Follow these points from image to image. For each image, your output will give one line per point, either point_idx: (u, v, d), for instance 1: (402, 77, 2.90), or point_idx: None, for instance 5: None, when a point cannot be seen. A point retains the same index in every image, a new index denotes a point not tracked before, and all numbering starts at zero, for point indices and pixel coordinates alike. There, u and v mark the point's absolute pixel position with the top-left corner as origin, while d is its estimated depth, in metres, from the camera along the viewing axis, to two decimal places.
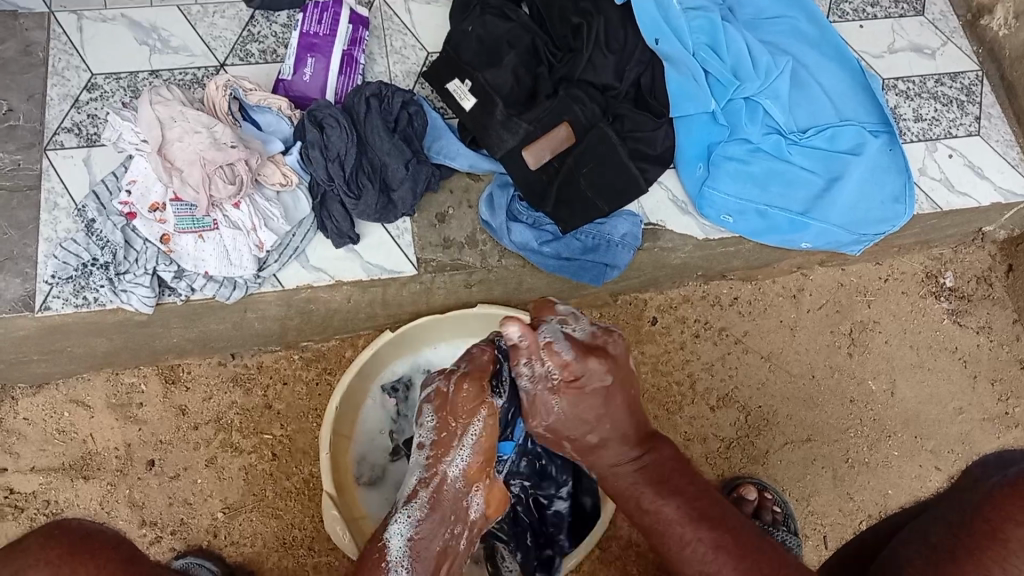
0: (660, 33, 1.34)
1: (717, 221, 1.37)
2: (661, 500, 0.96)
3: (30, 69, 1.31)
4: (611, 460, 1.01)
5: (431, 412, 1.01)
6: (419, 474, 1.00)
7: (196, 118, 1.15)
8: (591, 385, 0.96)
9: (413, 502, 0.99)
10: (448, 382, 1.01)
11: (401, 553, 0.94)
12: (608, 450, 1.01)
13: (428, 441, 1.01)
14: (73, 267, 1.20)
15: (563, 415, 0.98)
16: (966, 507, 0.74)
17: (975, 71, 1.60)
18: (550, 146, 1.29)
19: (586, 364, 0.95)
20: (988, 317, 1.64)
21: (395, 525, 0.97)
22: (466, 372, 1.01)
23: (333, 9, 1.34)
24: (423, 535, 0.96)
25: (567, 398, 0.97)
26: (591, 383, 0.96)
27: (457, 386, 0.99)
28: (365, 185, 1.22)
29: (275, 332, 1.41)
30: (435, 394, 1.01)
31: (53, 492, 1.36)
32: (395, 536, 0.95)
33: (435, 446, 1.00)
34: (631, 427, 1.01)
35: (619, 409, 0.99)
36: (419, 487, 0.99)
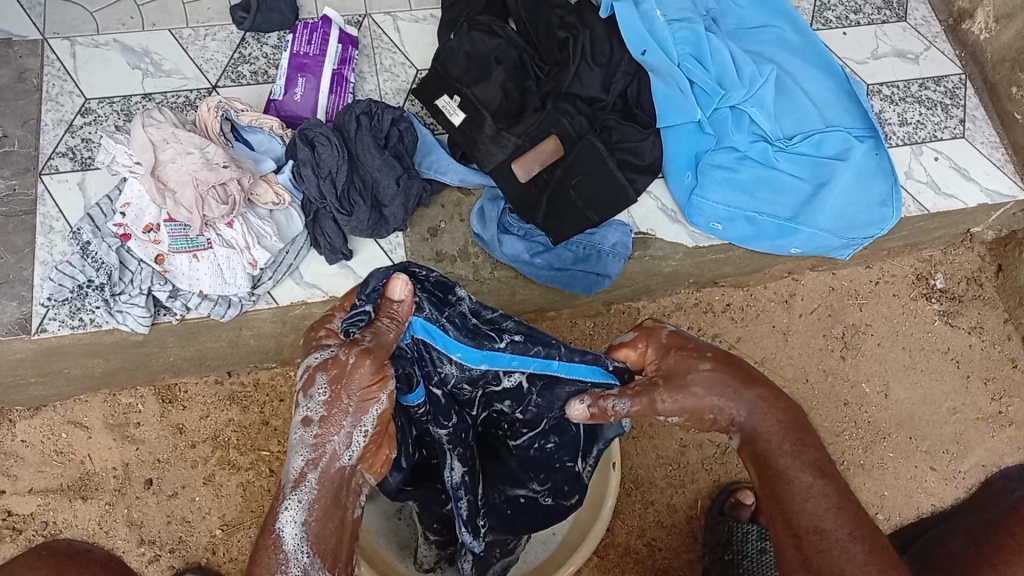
0: (647, 45, 1.36)
1: (706, 228, 1.39)
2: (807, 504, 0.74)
3: (24, 96, 1.32)
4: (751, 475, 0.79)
5: (323, 382, 0.74)
6: (305, 450, 0.74)
7: (188, 140, 1.16)
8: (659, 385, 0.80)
9: (306, 483, 0.73)
10: (347, 347, 0.75)
11: (296, 544, 0.71)
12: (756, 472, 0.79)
13: (321, 412, 0.74)
14: (68, 289, 1.21)
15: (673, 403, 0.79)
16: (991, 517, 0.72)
17: (959, 74, 1.62)
18: (539, 159, 1.30)
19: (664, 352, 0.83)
20: (979, 317, 1.65)
21: (287, 513, 0.72)
22: (372, 342, 0.76)
23: (322, 29, 1.36)
24: (326, 517, 0.73)
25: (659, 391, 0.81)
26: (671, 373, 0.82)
27: (359, 357, 0.74)
28: (357, 203, 1.23)
29: (271, 347, 1.42)
30: (330, 360, 0.75)
31: (51, 513, 1.36)
32: (288, 524, 0.71)
33: (324, 422, 0.74)
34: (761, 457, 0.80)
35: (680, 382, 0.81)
36: (308, 469, 0.73)
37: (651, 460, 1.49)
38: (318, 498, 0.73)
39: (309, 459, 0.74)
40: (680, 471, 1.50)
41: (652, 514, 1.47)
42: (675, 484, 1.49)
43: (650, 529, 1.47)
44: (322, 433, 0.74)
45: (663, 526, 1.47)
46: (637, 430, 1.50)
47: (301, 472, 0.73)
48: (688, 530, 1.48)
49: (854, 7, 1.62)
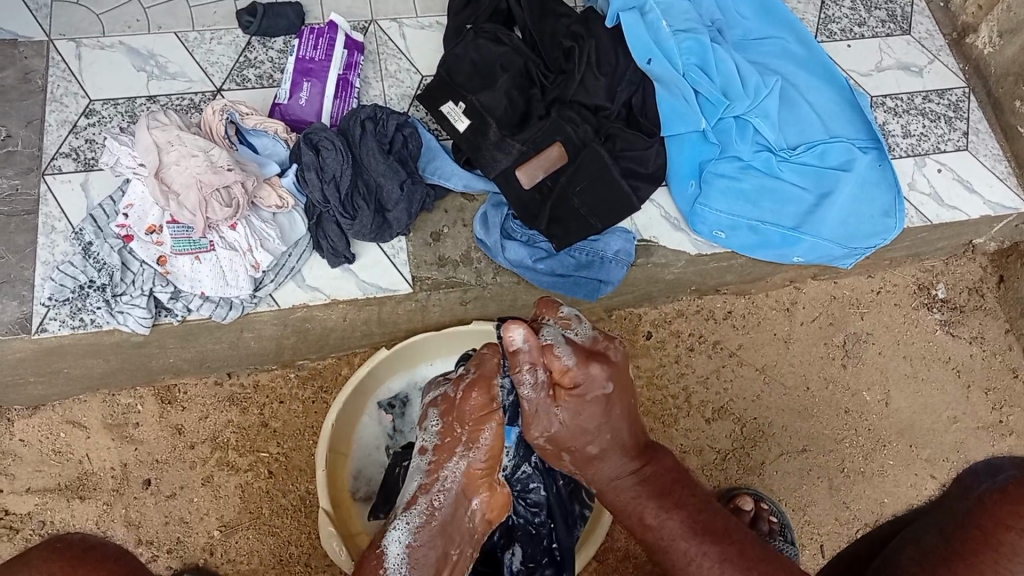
0: (652, 54, 1.35)
1: (709, 236, 1.39)
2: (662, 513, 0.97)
3: (28, 95, 1.31)
4: (609, 473, 1.02)
5: (434, 416, 1.01)
6: (419, 478, 0.99)
7: (192, 142, 1.16)
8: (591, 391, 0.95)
9: (415, 506, 0.97)
10: (457, 389, 1.00)
11: (398, 562, 0.93)
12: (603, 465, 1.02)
13: (431, 445, 0.99)
14: (70, 289, 1.20)
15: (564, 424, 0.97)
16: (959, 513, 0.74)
17: (962, 88, 1.62)
18: (544, 165, 1.31)
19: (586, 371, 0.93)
20: (980, 327, 1.65)
21: (395, 532, 0.95)
22: (475, 377, 0.99)
23: (328, 35, 1.35)
24: (425, 534, 0.95)
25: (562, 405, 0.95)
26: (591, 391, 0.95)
27: (467, 391, 0.98)
28: (360, 206, 1.23)
29: (272, 350, 1.41)
30: (441, 400, 1.01)
31: (49, 512, 1.36)
32: (393, 541, 0.94)
33: (437, 452, 0.98)
34: (629, 436, 1.02)
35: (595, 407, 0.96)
36: (420, 491, 0.98)
37: None
38: (419, 528, 0.96)
39: (421, 487, 0.98)
40: None
41: None
42: None
43: None
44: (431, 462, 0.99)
45: None
46: None
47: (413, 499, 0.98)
48: None
49: (859, 20, 1.62)
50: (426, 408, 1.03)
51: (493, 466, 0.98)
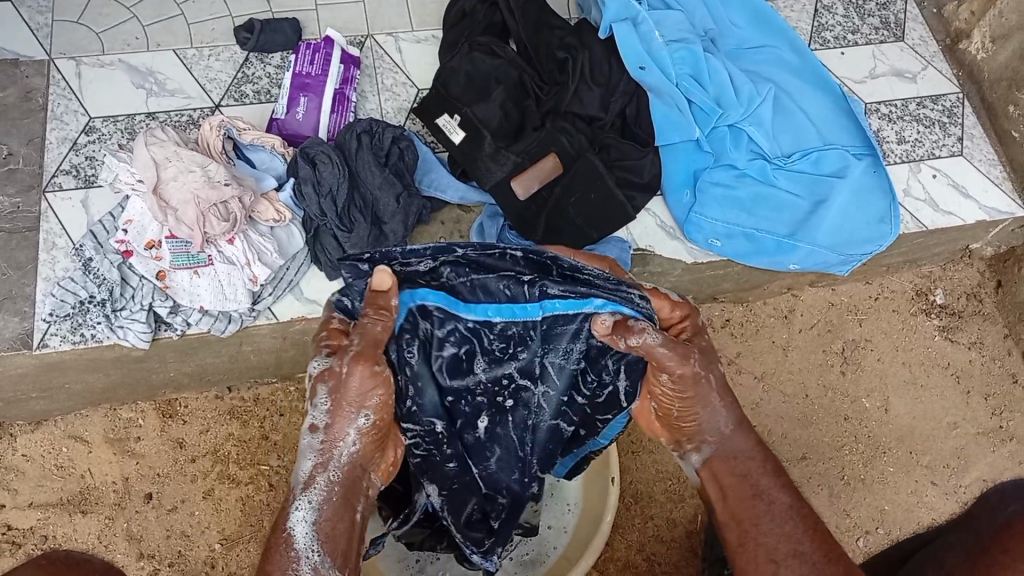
0: (645, 61, 1.36)
1: (705, 245, 1.40)
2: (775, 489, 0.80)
3: (29, 114, 1.33)
4: (730, 450, 0.85)
5: (325, 393, 0.79)
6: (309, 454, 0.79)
7: (190, 158, 1.17)
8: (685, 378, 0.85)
9: (317, 482, 0.78)
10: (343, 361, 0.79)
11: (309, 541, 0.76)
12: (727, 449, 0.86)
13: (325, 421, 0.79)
14: (70, 304, 1.22)
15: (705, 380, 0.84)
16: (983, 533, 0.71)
17: (956, 93, 1.63)
18: (539, 176, 1.31)
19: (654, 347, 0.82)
20: (979, 332, 1.65)
21: (297, 512, 0.77)
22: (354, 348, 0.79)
23: (324, 51, 1.37)
24: (333, 525, 0.77)
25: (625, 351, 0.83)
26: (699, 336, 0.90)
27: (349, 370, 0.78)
28: (356, 220, 1.24)
29: (271, 362, 1.42)
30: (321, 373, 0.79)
31: (51, 527, 1.36)
32: (298, 528, 0.76)
33: (330, 429, 0.79)
34: (786, 494, 0.79)
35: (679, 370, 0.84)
36: (315, 470, 0.79)
37: (651, 474, 1.49)
38: (326, 502, 0.78)
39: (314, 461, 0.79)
40: (680, 486, 1.50)
41: (652, 530, 1.47)
42: (676, 499, 1.49)
43: (648, 545, 1.46)
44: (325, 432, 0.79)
45: (663, 541, 1.47)
46: (636, 446, 1.50)
47: (318, 472, 0.79)
48: (688, 545, 1.47)
49: (852, 27, 1.64)
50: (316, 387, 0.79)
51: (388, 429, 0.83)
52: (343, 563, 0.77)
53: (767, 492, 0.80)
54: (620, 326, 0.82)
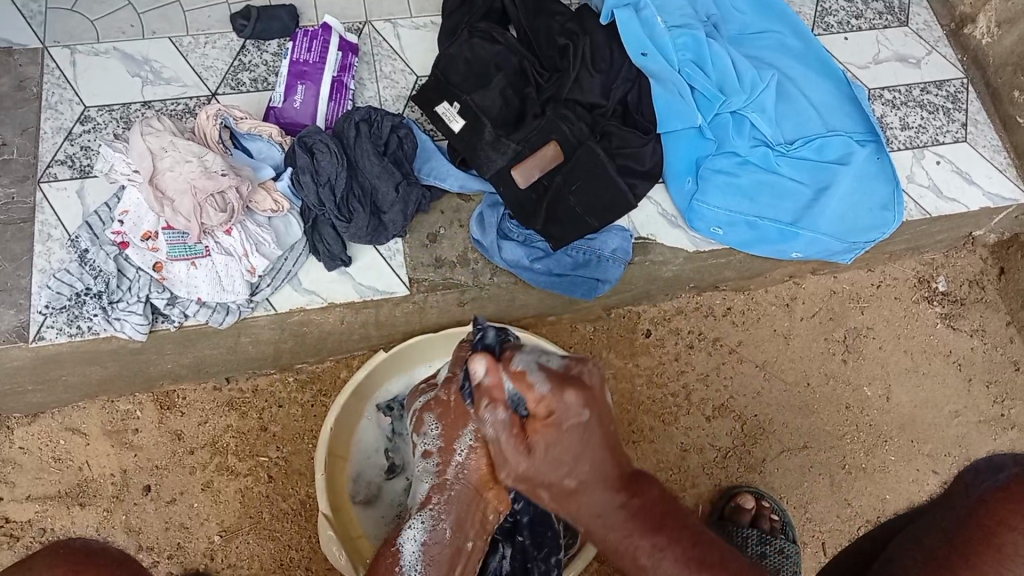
0: (646, 47, 1.35)
1: (707, 233, 1.38)
2: (656, 552, 0.79)
3: (23, 103, 1.31)
4: (596, 508, 0.81)
5: (433, 425, 1.00)
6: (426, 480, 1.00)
7: (186, 148, 1.15)
8: (569, 420, 0.79)
9: (429, 505, 0.97)
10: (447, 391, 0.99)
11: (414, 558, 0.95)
12: (592, 495, 0.81)
13: (433, 448, 0.99)
14: (66, 297, 1.21)
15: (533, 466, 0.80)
16: (959, 510, 0.71)
17: (960, 78, 1.61)
18: (540, 164, 1.30)
19: (559, 398, 0.79)
20: (981, 320, 1.64)
21: (411, 531, 0.96)
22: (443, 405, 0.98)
23: (322, 37, 1.35)
24: (438, 542, 0.95)
25: (537, 444, 0.80)
26: (567, 419, 0.79)
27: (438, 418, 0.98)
28: (356, 209, 1.23)
29: (270, 354, 1.41)
30: (436, 404, 1.00)
31: (49, 520, 1.35)
32: (408, 541, 0.96)
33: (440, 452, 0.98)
34: (610, 466, 0.82)
35: (592, 437, 0.80)
36: (431, 494, 0.98)
37: (652, 464, 1.48)
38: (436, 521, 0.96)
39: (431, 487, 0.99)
40: (681, 476, 1.49)
41: None
42: (677, 488, 1.48)
43: None
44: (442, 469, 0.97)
45: None
46: (637, 435, 1.49)
47: (432, 497, 0.97)
48: None
49: (855, 12, 1.62)
50: (422, 415, 1.03)
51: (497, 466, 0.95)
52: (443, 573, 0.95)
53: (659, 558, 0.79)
54: (517, 387, 0.81)
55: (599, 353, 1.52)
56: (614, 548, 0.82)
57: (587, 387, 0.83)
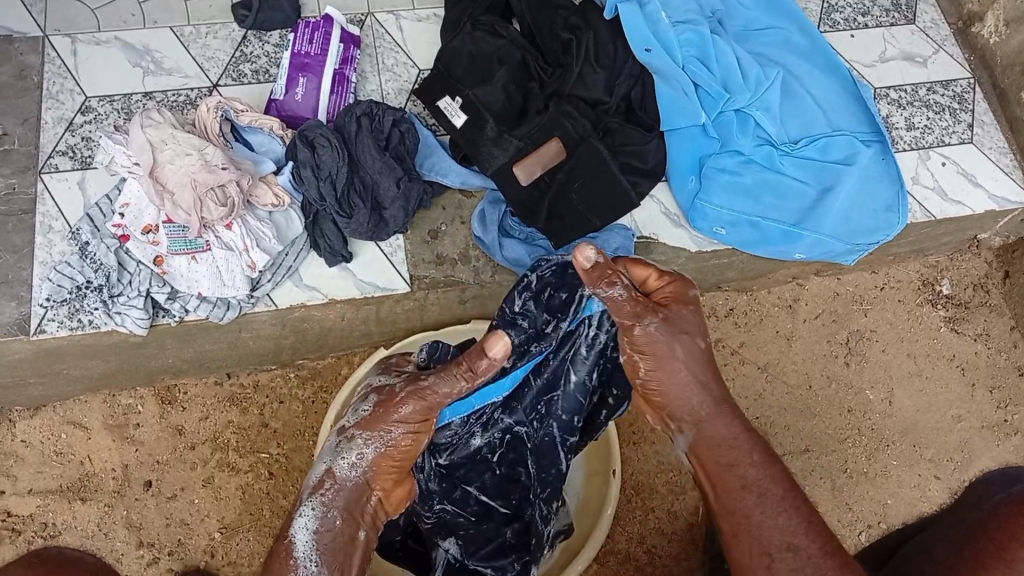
0: (651, 44, 1.34)
1: (710, 232, 1.38)
2: (764, 474, 0.84)
3: (24, 93, 1.31)
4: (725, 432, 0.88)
5: (369, 403, 0.92)
6: (327, 463, 0.91)
7: (187, 141, 1.16)
8: (679, 303, 0.93)
9: (319, 491, 0.89)
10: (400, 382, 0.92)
11: (308, 546, 0.85)
12: (712, 424, 0.89)
13: (355, 427, 0.91)
14: (67, 289, 1.20)
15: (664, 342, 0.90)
16: (971, 523, 0.70)
17: (968, 78, 1.61)
18: (541, 161, 1.29)
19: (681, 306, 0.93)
20: (985, 324, 1.63)
21: (303, 517, 0.87)
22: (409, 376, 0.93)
23: (323, 29, 1.34)
24: (331, 530, 0.87)
25: (668, 311, 0.92)
26: (685, 302, 0.93)
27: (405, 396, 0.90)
28: (357, 205, 1.23)
29: (271, 350, 1.41)
30: (385, 390, 0.93)
31: (51, 514, 1.35)
32: (300, 528, 0.87)
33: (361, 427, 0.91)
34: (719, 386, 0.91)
35: (695, 351, 0.91)
36: (325, 479, 0.90)
37: (651, 466, 1.48)
38: (328, 506, 0.88)
39: (330, 470, 0.91)
40: (682, 478, 1.48)
41: (653, 521, 1.46)
42: (677, 491, 1.47)
43: (649, 537, 1.45)
44: (344, 455, 0.90)
45: (663, 534, 1.46)
46: (638, 437, 1.49)
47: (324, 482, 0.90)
48: (689, 537, 1.46)
49: (862, 9, 1.61)
50: (363, 391, 0.96)
51: (406, 462, 0.93)
52: (338, 562, 0.86)
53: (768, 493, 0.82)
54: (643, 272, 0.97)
55: None
56: (723, 454, 0.87)
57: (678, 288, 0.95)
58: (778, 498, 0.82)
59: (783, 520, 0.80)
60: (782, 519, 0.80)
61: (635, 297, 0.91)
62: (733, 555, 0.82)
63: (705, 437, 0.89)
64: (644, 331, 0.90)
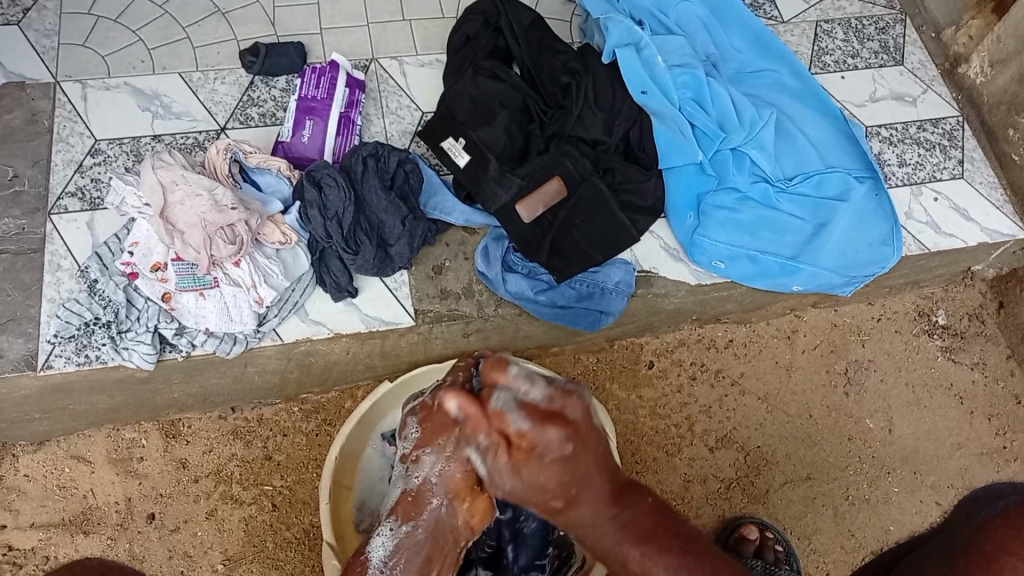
0: (647, 86, 1.38)
1: (709, 266, 1.41)
2: (648, 562, 0.78)
3: (35, 136, 1.34)
4: (587, 521, 0.81)
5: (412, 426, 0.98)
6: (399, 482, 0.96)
7: (197, 182, 1.18)
8: (553, 453, 0.78)
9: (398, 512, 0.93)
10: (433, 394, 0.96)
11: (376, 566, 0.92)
12: (581, 510, 0.81)
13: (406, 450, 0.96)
14: (75, 326, 1.23)
15: (519, 487, 0.81)
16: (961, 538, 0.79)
17: (956, 117, 1.64)
18: (544, 200, 1.32)
19: (542, 431, 0.78)
20: (981, 353, 1.65)
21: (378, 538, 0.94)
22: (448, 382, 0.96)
23: (330, 74, 1.39)
24: (413, 540, 0.91)
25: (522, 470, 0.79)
26: (547, 455, 0.78)
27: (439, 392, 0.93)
28: (363, 242, 1.25)
29: (274, 384, 1.42)
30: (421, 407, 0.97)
31: (53, 548, 1.35)
32: (377, 548, 0.93)
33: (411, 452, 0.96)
34: (604, 478, 0.82)
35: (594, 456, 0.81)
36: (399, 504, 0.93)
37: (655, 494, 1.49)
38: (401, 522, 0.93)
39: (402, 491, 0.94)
40: (684, 506, 1.49)
41: None
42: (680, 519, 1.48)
43: None
44: (415, 476, 0.93)
45: None
46: (641, 465, 1.50)
47: (403, 504, 0.93)
48: None
49: (851, 52, 1.65)
50: (408, 417, 1.00)
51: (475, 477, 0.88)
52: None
53: None
54: (468, 412, 0.81)
55: (602, 385, 1.52)
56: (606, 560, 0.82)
57: (572, 421, 0.80)
58: None
59: None
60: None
61: (496, 439, 0.80)
62: None
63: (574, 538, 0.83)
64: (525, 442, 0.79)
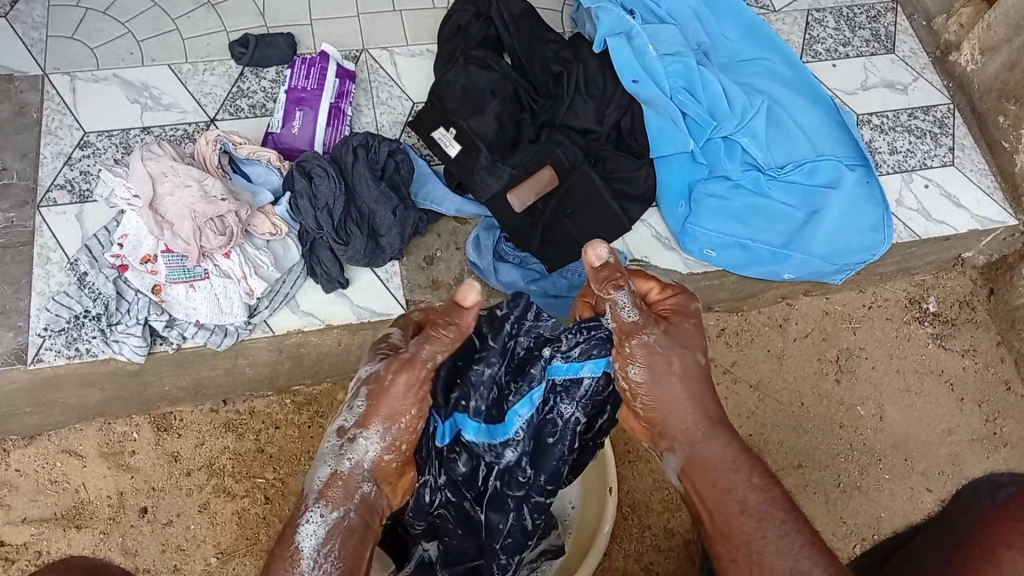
0: (638, 75, 1.37)
1: (700, 255, 1.41)
2: (755, 485, 0.84)
3: (24, 129, 1.32)
4: (689, 427, 0.88)
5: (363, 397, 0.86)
6: (327, 460, 0.85)
7: (186, 173, 1.17)
8: (687, 322, 0.93)
9: (327, 492, 0.83)
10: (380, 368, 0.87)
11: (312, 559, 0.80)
12: (684, 415, 0.89)
13: (351, 425, 0.85)
14: (65, 319, 1.22)
15: (654, 362, 0.89)
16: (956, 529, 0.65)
17: (946, 104, 1.64)
18: (535, 188, 1.32)
19: (684, 301, 0.95)
20: (971, 339, 1.66)
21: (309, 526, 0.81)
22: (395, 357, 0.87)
23: (320, 64, 1.38)
24: (348, 524, 0.83)
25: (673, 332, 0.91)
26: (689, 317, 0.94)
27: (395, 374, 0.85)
28: (354, 232, 1.24)
29: (266, 376, 1.42)
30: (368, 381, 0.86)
31: (45, 542, 1.34)
32: (307, 536, 0.80)
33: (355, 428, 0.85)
34: (706, 390, 0.90)
35: (693, 366, 0.90)
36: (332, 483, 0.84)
37: (647, 484, 1.46)
38: (332, 507, 0.83)
39: (332, 474, 0.84)
40: (676, 495, 1.46)
41: (649, 539, 1.43)
42: (672, 508, 1.45)
43: (645, 555, 1.42)
44: (348, 455, 0.85)
45: (660, 551, 1.43)
46: (632, 454, 1.47)
47: (334, 485, 0.84)
48: (685, 554, 1.43)
49: (843, 40, 1.65)
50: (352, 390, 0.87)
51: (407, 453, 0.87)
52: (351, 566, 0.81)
53: (774, 509, 0.82)
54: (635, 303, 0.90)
55: None
56: (718, 472, 0.85)
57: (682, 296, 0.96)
58: (778, 522, 0.81)
59: (801, 543, 0.79)
60: (785, 544, 0.80)
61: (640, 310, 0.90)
62: (721, 555, 0.83)
63: (695, 459, 0.87)
64: (640, 341, 0.89)
